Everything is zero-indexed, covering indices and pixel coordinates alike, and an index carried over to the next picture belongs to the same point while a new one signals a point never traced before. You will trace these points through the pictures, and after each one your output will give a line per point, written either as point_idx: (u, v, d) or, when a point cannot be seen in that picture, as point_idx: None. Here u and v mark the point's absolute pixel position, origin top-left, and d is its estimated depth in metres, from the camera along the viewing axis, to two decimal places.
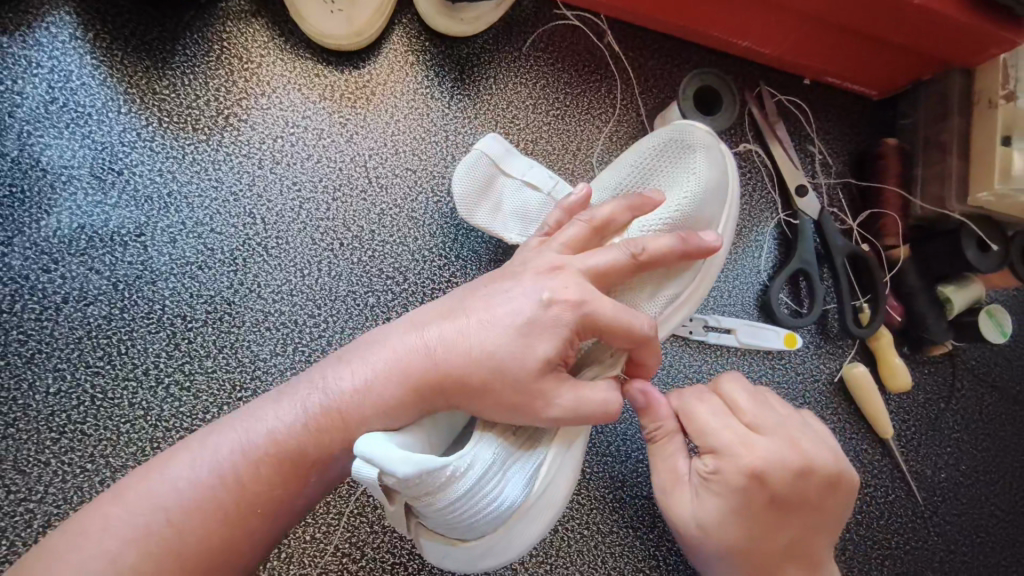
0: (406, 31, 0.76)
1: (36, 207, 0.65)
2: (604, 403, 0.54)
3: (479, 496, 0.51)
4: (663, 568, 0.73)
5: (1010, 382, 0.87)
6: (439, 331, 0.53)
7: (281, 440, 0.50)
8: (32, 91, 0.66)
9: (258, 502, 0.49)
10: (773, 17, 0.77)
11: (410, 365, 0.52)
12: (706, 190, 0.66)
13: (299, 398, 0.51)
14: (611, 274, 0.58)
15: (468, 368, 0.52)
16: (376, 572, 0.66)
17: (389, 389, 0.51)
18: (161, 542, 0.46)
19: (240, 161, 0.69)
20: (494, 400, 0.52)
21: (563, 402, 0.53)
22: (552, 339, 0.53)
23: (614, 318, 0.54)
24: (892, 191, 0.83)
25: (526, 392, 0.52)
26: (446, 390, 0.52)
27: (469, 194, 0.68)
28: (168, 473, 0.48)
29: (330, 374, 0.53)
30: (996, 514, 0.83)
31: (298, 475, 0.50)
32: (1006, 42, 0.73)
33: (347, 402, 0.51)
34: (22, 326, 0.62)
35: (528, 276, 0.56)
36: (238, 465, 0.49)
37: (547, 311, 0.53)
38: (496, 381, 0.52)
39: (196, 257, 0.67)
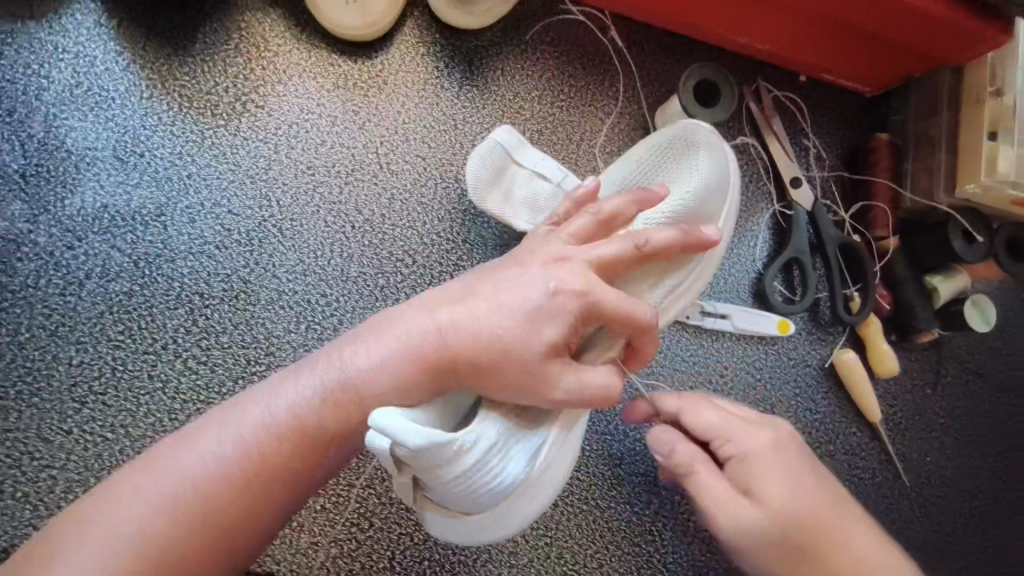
0: (418, 23, 0.78)
1: (61, 187, 0.67)
2: (605, 388, 0.56)
3: (486, 471, 0.53)
4: (659, 543, 0.76)
5: (995, 370, 0.90)
6: (450, 313, 0.56)
7: (301, 411, 0.53)
8: (58, 75, 0.69)
9: (280, 470, 0.52)
10: (769, 13, 0.79)
11: (425, 343, 0.54)
12: (709, 185, 0.69)
13: (317, 373, 0.54)
14: (615, 264, 0.60)
15: (479, 349, 0.54)
16: (383, 541, 0.69)
17: (403, 367, 0.53)
18: (190, 506, 0.49)
19: (256, 145, 0.72)
20: (501, 381, 0.55)
21: (566, 384, 0.55)
22: (558, 324, 0.55)
23: (616, 306, 0.57)
24: (882, 184, 0.86)
25: (534, 372, 0.55)
26: (460, 369, 0.55)
27: (481, 181, 0.71)
28: (194, 442, 0.51)
29: (347, 351, 0.55)
30: (978, 497, 0.87)
31: (318, 445, 0.53)
32: (994, 42, 0.75)
33: (363, 377, 0.54)
34: (47, 300, 0.65)
35: (536, 265, 0.58)
36: (260, 435, 0.52)
37: (554, 296, 0.56)
38: (505, 362, 0.54)
39: (214, 237, 0.69)
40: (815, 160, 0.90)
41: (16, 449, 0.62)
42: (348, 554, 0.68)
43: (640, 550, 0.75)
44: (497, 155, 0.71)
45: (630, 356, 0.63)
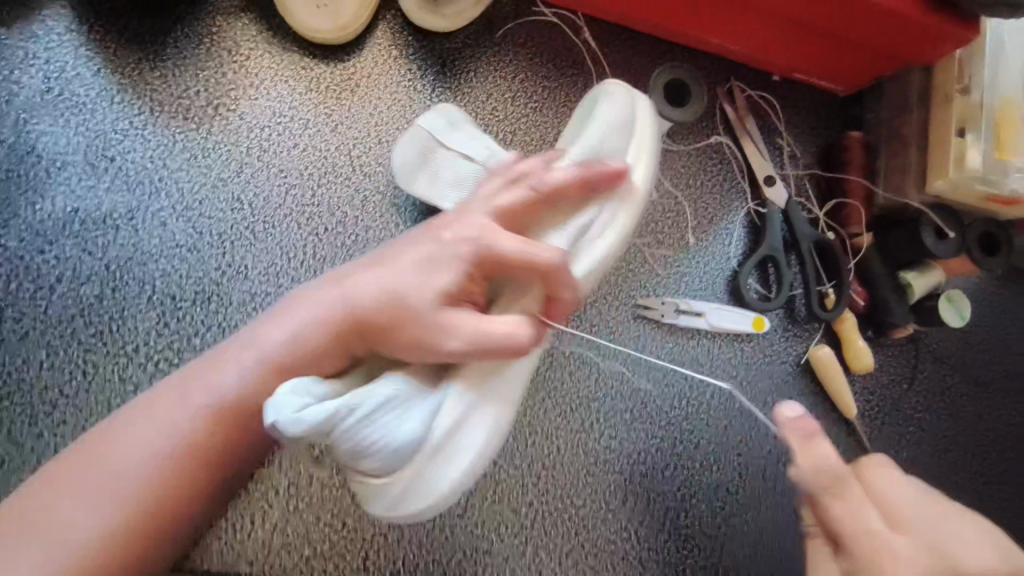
0: (390, 27, 0.79)
1: (32, 191, 0.67)
2: (507, 332, 0.56)
3: (370, 431, 0.52)
4: (635, 540, 0.76)
5: (971, 365, 0.90)
6: (357, 274, 0.58)
7: (230, 391, 0.54)
8: (29, 80, 0.69)
9: (209, 455, 0.54)
10: (738, 16, 0.80)
11: (331, 304, 0.56)
12: (615, 125, 0.69)
13: (239, 359, 0.55)
14: (520, 218, 0.63)
15: (379, 304, 0.56)
16: (358, 541, 0.69)
17: (314, 338, 0.55)
18: (127, 500, 0.50)
19: (228, 149, 0.72)
20: (401, 335, 0.56)
21: (463, 329, 0.56)
22: (451, 271, 0.58)
23: (520, 251, 0.58)
24: (857, 182, 0.87)
25: (426, 319, 0.56)
26: (361, 323, 0.56)
27: (408, 164, 0.72)
28: (132, 427, 0.53)
29: (271, 327, 0.56)
30: (957, 491, 0.87)
31: (244, 427, 0.55)
32: (959, 40, 0.75)
33: (291, 353, 0.55)
34: (17, 304, 0.65)
35: (435, 227, 0.61)
36: (195, 416, 0.53)
37: (454, 248, 0.58)
38: (400, 314, 0.56)
39: (186, 240, 0.70)
40: (789, 159, 0.90)
41: None
42: (322, 555, 0.68)
43: (616, 547, 0.75)
44: (478, 151, 0.71)
45: (549, 309, 0.61)
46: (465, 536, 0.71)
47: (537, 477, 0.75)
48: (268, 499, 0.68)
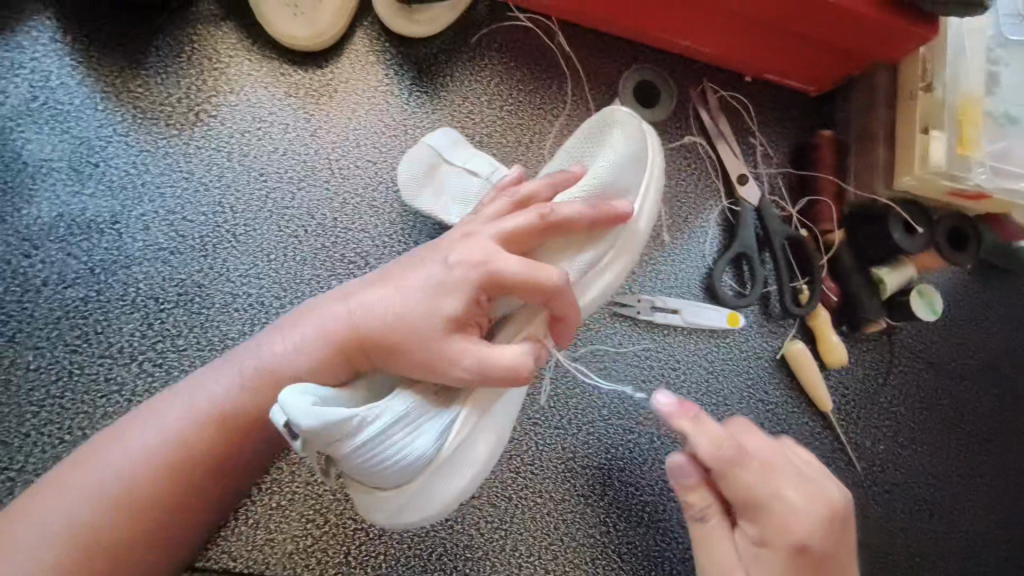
0: (368, 32, 0.81)
1: (18, 198, 0.69)
2: (504, 364, 0.57)
3: (387, 445, 0.54)
4: (613, 534, 0.77)
5: (945, 358, 0.92)
6: (357, 292, 0.60)
7: (221, 404, 0.55)
8: (15, 90, 0.71)
9: (205, 460, 0.55)
10: (707, 19, 0.82)
11: (332, 326, 0.57)
12: (623, 160, 0.70)
13: (234, 367, 0.57)
14: (521, 238, 0.62)
15: (379, 325, 0.57)
16: (339, 537, 0.70)
17: (317, 351, 0.57)
18: (116, 500, 0.51)
19: (209, 154, 0.74)
20: (404, 360, 0.57)
21: (467, 361, 0.57)
22: (457, 297, 0.58)
23: (519, 273, 0.59)
24: (828, 180, 0.89)
25: (429, 348, 0.56)
26: (367, 346, 0.57)
27: (413, 180, 0.74)
28: (127, 448, 0.53)
29: (261, 343, 0.58)
30: (932, 483, 0.88)
31: (242, 434, 0.56)
32: (920, 37, 0.77)
33: (278, 363, 0.57)
34: (5, 307, 0.67)
35: (447, 245, 0.62)
36: (187, 431, 0.54)
37: (457, 271, 0.59)
38: (407, 336, 0.56)
39: (169, 243, 0.71)
40: (763, 158, 0.92)
41: None
42: (303, 550, 0.69)
43: (595, 541, 0.76)
44: (427, 147, 0.73)
45: (553, 328, 0.64)
46: (444, 530, 0.73)
47: (516, 473, 0.76)
48: (250, 496, 0.69)
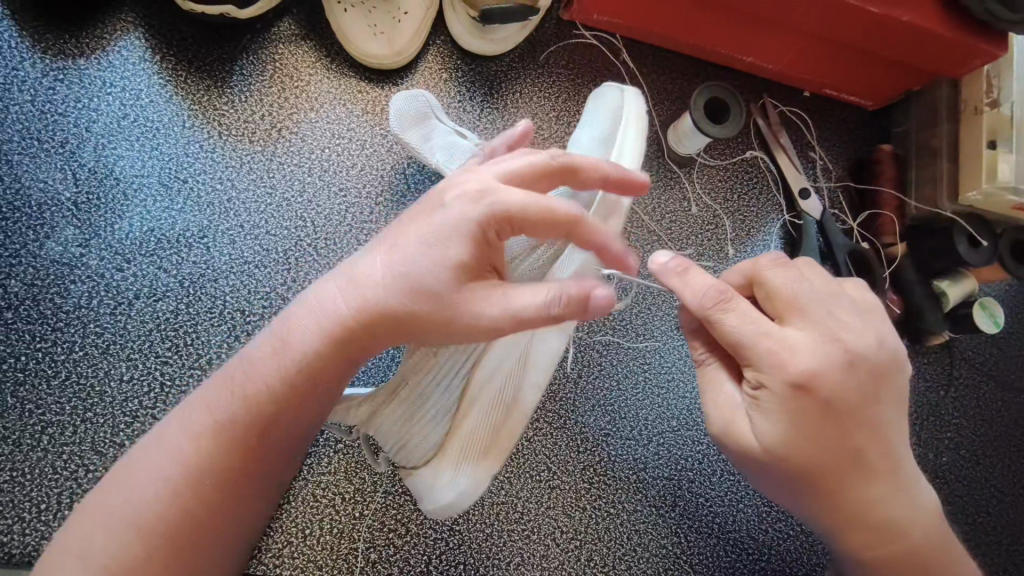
0: (440, 51, 0.83)
1: (111, 212, 0.71)
2: (529, 304, 0.47)
3: (400, 420, 0.59)
4: (685, 545, 0.78)
5: (1005, 371, 0.92)
6: (350, 264, 0.51)
7: (228, 417, 0.50)
8: (106, 108, 0.73)
9: (227, 472, 0.50)
10: (772, 37, 0.84)
11: (334, 310, 0.50)
12: (603, 119, 0.74)
13: (230, 380, 0.51)
14: (529, 181, 0.52)
15: (384, 293, 0.49)
16: (419, 547, 0.71)
17: (313, 345, 0.50)
18: (144, 528, 0.47)
19: (291, 169, 0.76)
20: (418, 321, 0.49)
21: (489, 306, 0.48)
22: (464, 242, 0.48)
23: (528, 205, 0.48)
24: (888, 194, 0.90)
25: (445, 302, 0.48)
26: (376, 318, 0.49)
27: (404, 115, 0.72)
28: (134, 480, 0.48)
29: (248, 352, 0.52)
30: (996, 496, 0.88)
31: (259, 440, 0.51)
32: (987, 54, 0.78)
33: (270, 370, 0.51)
34: (98, 319, 0.68)
35: (438, 191, 0.52)
36: (196, 449, 0.49)
37: (459, 211, 0.49)
38: (417, 298, 0.48)
39: (254, 257, 0.73)
40: (822, 171, 0.93)
41: (70, 462, 0.64)
42: (386, 559, 0.70)
43: (667, 552, 0.77)
44: (426, 95, 0.74)
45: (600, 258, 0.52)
46: (520, 540, 0.73)
47: (589, 484, 0.77)
48: (334, 506, 0.70)
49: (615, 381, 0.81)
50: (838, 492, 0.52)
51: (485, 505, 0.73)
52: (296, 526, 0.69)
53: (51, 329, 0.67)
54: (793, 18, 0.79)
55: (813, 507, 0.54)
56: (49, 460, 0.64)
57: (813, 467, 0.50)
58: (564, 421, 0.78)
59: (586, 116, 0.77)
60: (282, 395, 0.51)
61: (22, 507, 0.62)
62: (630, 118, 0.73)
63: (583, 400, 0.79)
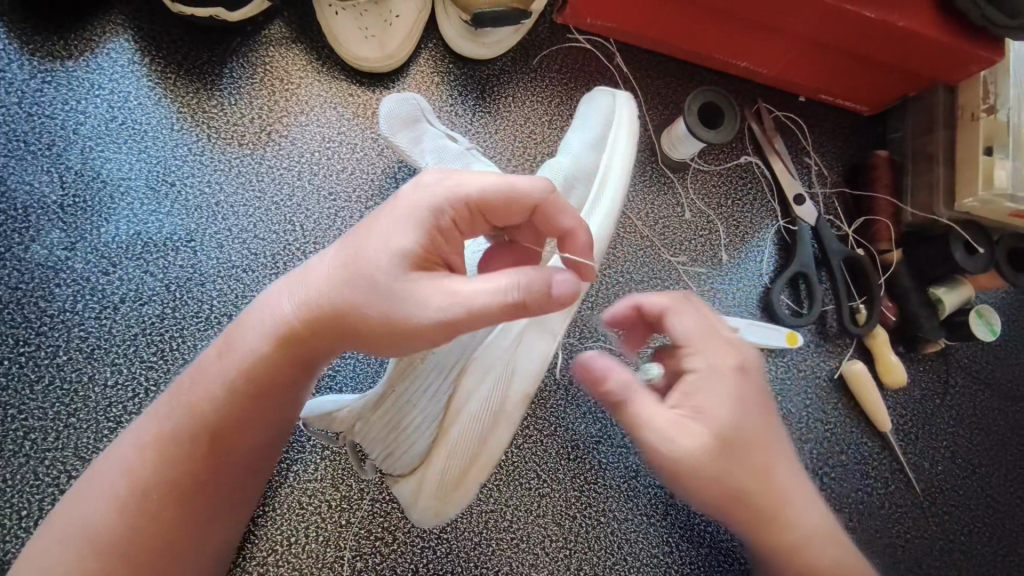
0: (432, 54, 0.82)
1: (97, 215, 0.71)
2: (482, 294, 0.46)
3: (386, 427, 0.59)
4: (676, 554, 0.77)
5: (1002, 379, 0.92)
6: (300, 269, 0.52)
7: (176, 424, 0.51)
8: (94, 110, 0.72)
9: (179, 480, 0.51)
10: (766, 42, 0.83)
11: (278, 314, 0.51)
12: (598, 123, 0.74)
13: (183, 387, 0.53)
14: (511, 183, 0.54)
15: (327, 290, 0.49)
16: (406, 555, 0.70)
17: (259, 347, 0.51)
18: (98, 536, 0.49)
19: (281, 173, 0.75)
20: (364, 318, 0.48)
21: (435, 296, 0.46)
22: (406, 235, 0.48)
23: (496, 190, 0.50)
24: (884, 201, 0.89)
25: (389, 295, 0.47)
26: (317, 316, 0.49)
27: (394, 116, 0.72)
28: (90, 489, 0.51)
29: (199, 363, 0.54)
30: (993, 505, 0.87)
31: (210, 445, 0.52)
32: (984, 60, 0.77)
33: (213, 377, 0.52)
34: (83, 324, 0.68)
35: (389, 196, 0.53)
36: (147, 457, 0.51)
37: (410, 202, 0.49)
38: (360, 294, 0.48)
39: (241, 261, 0.72)
40: (817, 177, 0.93)
41: (53, 468, 0.63)
42: (372, 568, 0.69)
43: (658, 561, 0.76)
44: (416, 98, 0.73)
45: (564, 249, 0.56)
46: (509, 549, 0.73)
47: (579, 492, 0.76)
48: (321, 513, 0.70)
49: None
50: (762, 486, 0.56)
51: (473, 513, 0.73)
52: (282, 534, 0.68)
53: (35, 333, 0.66)
54: (788, 23, 0.78)
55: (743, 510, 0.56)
56: (31, 466, 0.63)
57: (739, 459, 0.55)
58: (554, 429, 0.77)
59: (576, 120, 0.76)
60: (224, 401, 0.51)
61: (3, 514, 0.61)
62: (624, 122, 0.74)
63: (575, 408, 0.78)
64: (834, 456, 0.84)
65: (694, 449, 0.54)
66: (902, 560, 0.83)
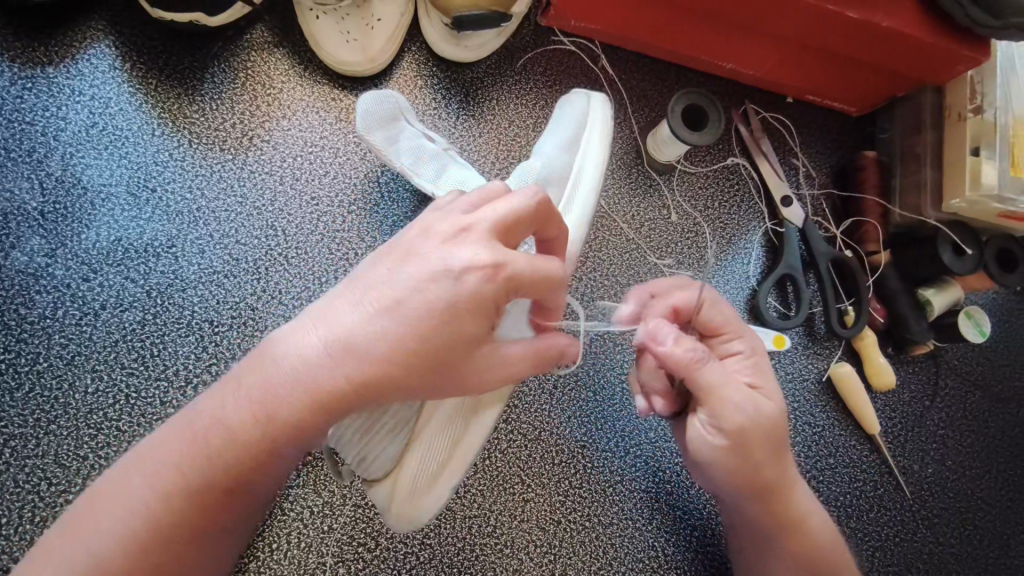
0: (415, 58, 0.82)
1: (78, 222, 0.70)
2: (522, 369, 0.52)
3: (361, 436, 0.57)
4: (662, 558, 0.76)
5: (992, 381, 0.91)
6: (341, 313, 0.46)
7: (197, 470, 0.45)
8: (75, 117, 0.72)
9: (192, 528, 0.45)
10: (750, 44, 0.83)
11: (323, 375, 0.44)
12: (571, 127, 0.75)
13: (200, 427, 0.45)
14: (517, 226, 0.49)
15: (386, 361, 0.45)
16: (390, 561, 0.70)
17: (300, 408, 0.45)
18: None
19: (262, 178, 0.75)
20: (422, 385, 0.47)
21: (489, 375, 0.50)
22: (473, 318, 0.47)
23: (536, 271, 0.48)
24: (872, 201, 0.88)
25: (454, 372, 0.48)
26: (373, 386, 0.45)
27: (370, 115, 0.71)
28: (83, 529, 0.43)
29: (223, 406, 0.46)
30: (983, 508, 0.86)
31: (232, 494, 0.46)
32: (970, 60, 0.77)
33: (251, 434, 0.45)
34: (64, 330, 0.67)
35: (432, 243, 0.48)
36: (158, 502, 0.44)
37: (471, 275, 0.46)
38: (423, 366, 0.46)
39: (223, 266, 0.72)
40: (805, 179, 0.92)
41: (32, 476, 0.63)
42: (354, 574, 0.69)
43: (644, 565, 0.76)
44: (396, 97, 0.74)
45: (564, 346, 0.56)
46: (494, 555, 0.72)
47: (565, 497, 0.76)
48: (303, 519, 0.69)
49: (588, 392, 0.79)
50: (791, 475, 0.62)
51: (456, 518, 0.72)
52: (263, 541, 0.68)
53: (15, 341, 0.66)
54: (770, 25, 0.78)
55: (770, 483, 0.60)
56: (10, 474, 0.63)
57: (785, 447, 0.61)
58: (539, 433, 0.77)
59: (551, 123, 0.77)
60: (259, 455, 0.45)
61: None
62: (599, 122, 0.76)
63: (559, 412, 0.78)
64: (822, 459, 0.84)
65: (757, 423, 0.57)
66: (891, 564, 0.82)
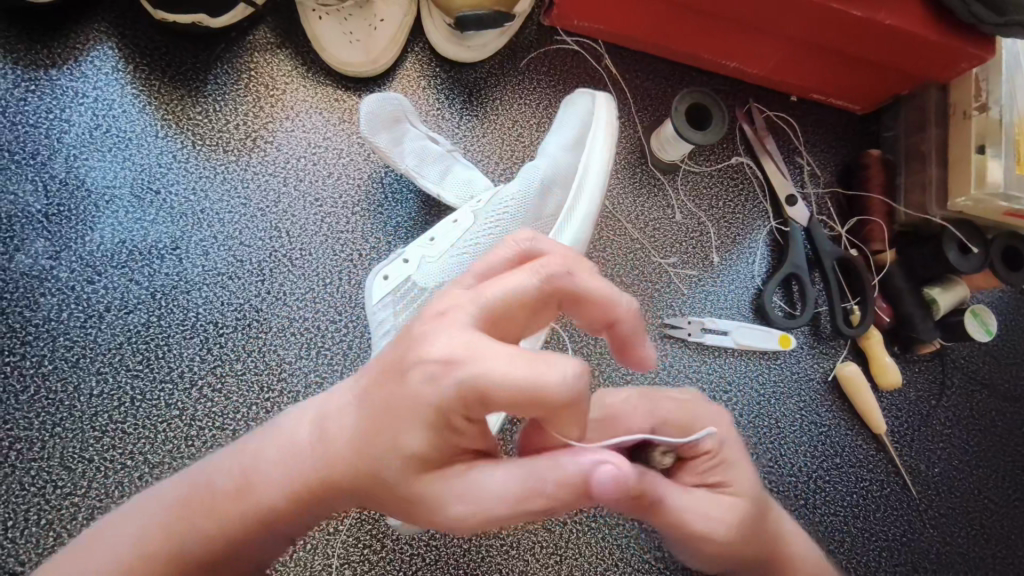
0: (418, 58, 0.82)
1: (82, 224, 0.70)
2: (498, 507, 0.39)
3: None
4: (668, 559, 0.76)
5: (998, 379, 0.91)
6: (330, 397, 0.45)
7: (179, 534, 0.44)
8: (79, 119, 0.72)
9: None
10: (755, 42, 0.83)
11: (303, 456, 0.44)
12: (574, 129, 0.75)
13: (193, 487, 0.46)
14: (511, 315, 0.40)
15: (354, 458, 0.41)
16: (395, 563, 0.70)
17: (278, 489, 0.44)
18: None
19: (266, 179, 0.75)
20: (391, 490, 0.41)
21: (460, 502, 0.40)
22: (427, 428, 0.39)
23: (513, 381, 0.36)
24: (877, 200, 0.88)
25: (416, 486, 0.40)
26: (343, 481, 0.42)
27: (376, 118, 0.71)
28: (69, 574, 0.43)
29: (218, 469, 0.46)
30: (990, 507, 0.86)
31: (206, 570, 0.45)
32: (975, 57, 0.76)
33: (229, 505, 0.44)
34: (68, 333, 0.67)
35: (413, 325, 0.40)
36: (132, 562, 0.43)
37: (427, 363, 0.38)
38: (385, 471, 0.41)
39: (227, 268, 0.72)
40: (809, 178, 0.92)
41: (38, 478, 0.63)
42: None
43: (650, 566, 0.75)
44: (399, 98, 0.73)
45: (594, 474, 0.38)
46: (500, 556, 0.72)
47: None
48: None
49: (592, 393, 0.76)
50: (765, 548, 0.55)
51: None
52: None
53: (19, 343, 0.66)
54: (775, 24, 0.78)
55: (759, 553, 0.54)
56: (17, 476, 0.63)
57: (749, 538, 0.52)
58: None
59: (555, 123, 0.77)
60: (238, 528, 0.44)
61: None
62: (603, 123, 0.76)
63: None
64: (828, 459, 0.84)
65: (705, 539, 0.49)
66: (897, 564, 0.82)
